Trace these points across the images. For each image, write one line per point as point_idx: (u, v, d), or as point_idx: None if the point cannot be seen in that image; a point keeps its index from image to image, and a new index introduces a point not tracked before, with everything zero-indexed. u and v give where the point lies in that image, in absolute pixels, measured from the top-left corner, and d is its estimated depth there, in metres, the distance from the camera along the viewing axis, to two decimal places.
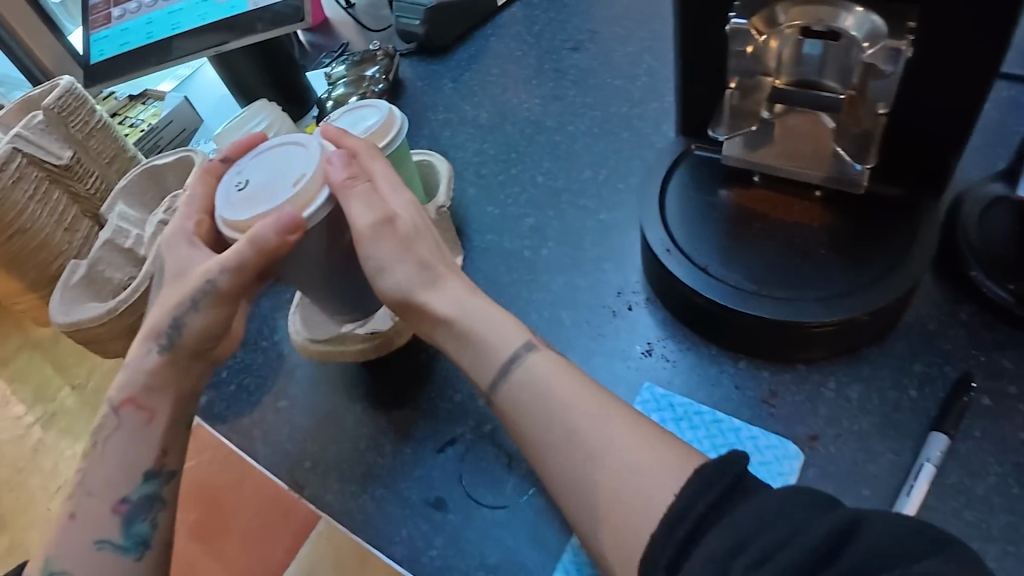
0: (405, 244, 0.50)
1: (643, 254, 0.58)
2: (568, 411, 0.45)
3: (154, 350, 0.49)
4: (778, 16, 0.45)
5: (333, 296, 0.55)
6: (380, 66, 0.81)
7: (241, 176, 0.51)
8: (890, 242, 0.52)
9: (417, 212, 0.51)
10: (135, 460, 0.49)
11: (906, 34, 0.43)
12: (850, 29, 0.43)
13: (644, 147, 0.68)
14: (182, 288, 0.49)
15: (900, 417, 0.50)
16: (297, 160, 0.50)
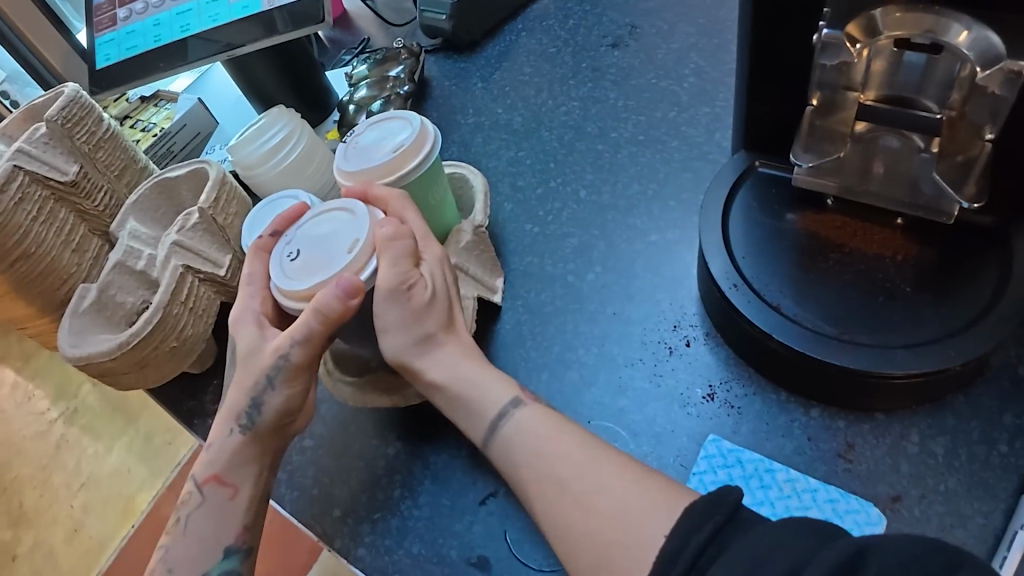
0: (414, 310, 0.46)
1: (703, 285, 0.52)
2: (553, 460, 0.41)
3: (236, 430, 0.47)
4: (879, 24, 0.39)
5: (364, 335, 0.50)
6: (404, 66, 0.75)
7: (290, 248, 0.49)
8: (981, 277, 0.47)
9: (443, 271, 0.49)
10: (218, 536, 0.45)
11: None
12: (962, 46, 0.38)
13: (695, 158, 0.63)
14: (258, 365, 0.47)
15: (989, 476, 0.46)
16: (346, 225, 0.49)
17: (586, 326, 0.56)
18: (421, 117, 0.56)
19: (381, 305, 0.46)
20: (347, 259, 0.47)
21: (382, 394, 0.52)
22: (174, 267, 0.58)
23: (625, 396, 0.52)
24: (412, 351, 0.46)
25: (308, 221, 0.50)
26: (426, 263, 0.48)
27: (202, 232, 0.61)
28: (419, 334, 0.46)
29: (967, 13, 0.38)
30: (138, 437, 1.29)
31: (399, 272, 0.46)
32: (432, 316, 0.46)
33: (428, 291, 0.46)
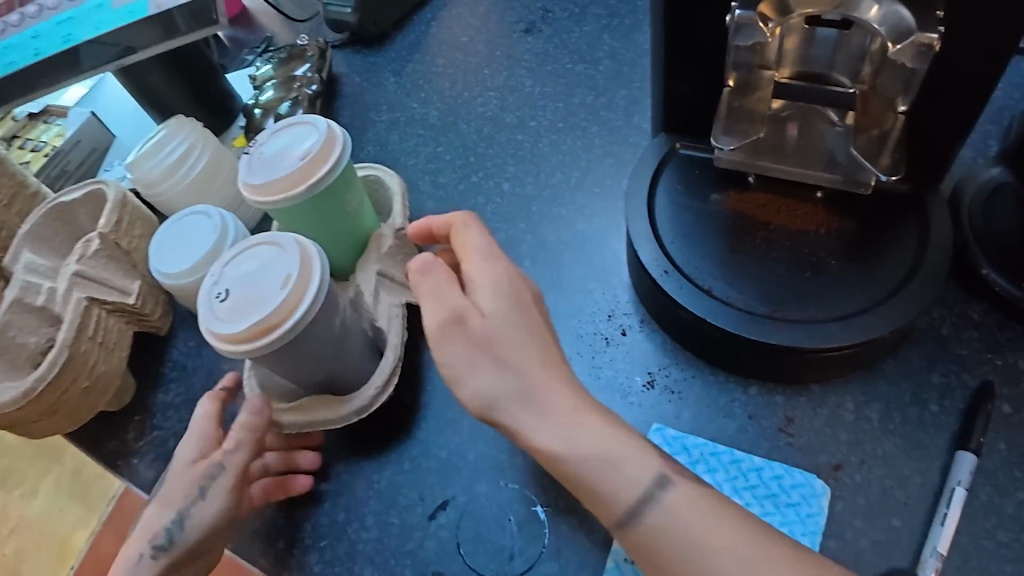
0: (485, 349, 0.38)
1: (635, 272, 0.52)
2: (715, 558, 0.34)
3: (149, 555, 0.45)
4: (790, 3, 0.39)
5: (292, 362, 0.47)
6: (311, 64, 0.72)
7: (215, 290, 0.46)
8: (899, 244, 0.48)
9: (514, 294, 0.40)
10: None
11: (937, 25, 0.37)
12: (873, 22, 0.38)
13: (616, 143, 0.62)
14: (186, 479, 0.46)
15: (924, 435, 0.47)
16: (275, 259, 0.46)
17: None
18: (333, 122, 0.53)
19: (444, 349, 0.39)
20: (284, 294, 0.45)
21: (321, 413, 0.49)
22: (78, 301, 0.54)
23: None
24: (511, 403, 0.37)
25: (233, 259, 0.47)
26: (478, 281, 0.41)
27: (105, 258, 0.57)
28: (511, 382, 0.37)
29: None
30: (66, 473, 1.22)
31: (448, 306, 0.39)
32: (514, 352, 0.38)
33: (490, 320, 0.39)
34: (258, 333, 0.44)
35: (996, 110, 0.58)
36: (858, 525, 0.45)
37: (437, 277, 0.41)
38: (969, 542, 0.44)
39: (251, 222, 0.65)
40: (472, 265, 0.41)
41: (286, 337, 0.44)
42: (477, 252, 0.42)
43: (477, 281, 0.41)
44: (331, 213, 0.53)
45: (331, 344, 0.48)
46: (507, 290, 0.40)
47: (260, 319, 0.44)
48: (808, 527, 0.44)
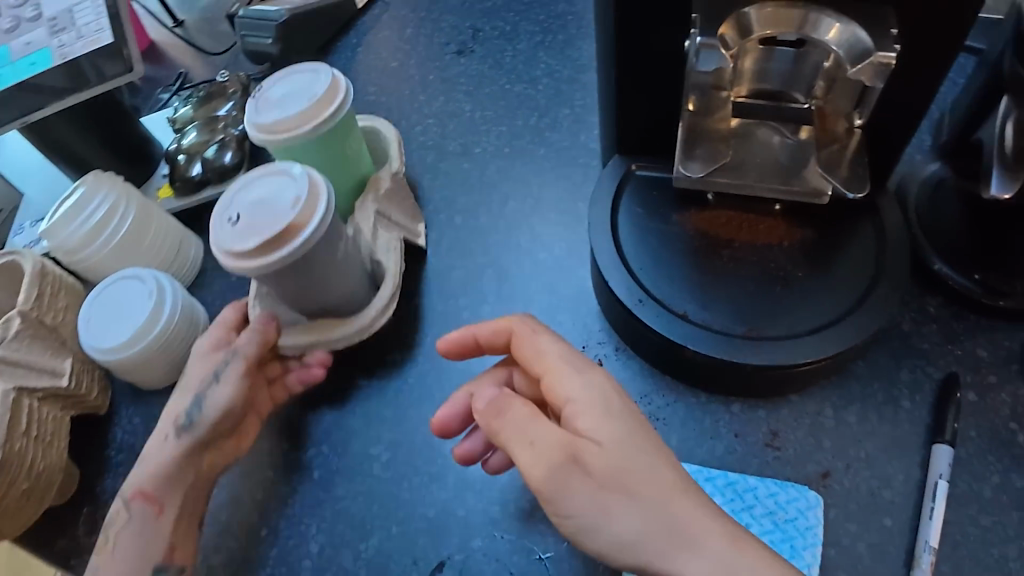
0: (609, 488, 0.35)
1: (606, 300, 0.51)
2: None
3: (173, 436, 0.46)
4: (750, 27, 0.39)
5: (306, 287, 0.48)
6: (234, 101, 0.67)
7: (228, 212, 0.45)
8: (856, 249, 0.49)
9: (616, 412, 0.38)
10: (146, 554, 0.43)
11: (892, 44, 0.37)
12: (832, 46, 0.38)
13: (565, 164, 0.61)
14: (204, 367, 0.48)
15: (902, 433, 0.48)
16: (286, 185, 0.46)
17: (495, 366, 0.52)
18: (338, 71, 0.52)
19: (565, 496, 0.35)
20: (295, 213, 0.44)
21: (329, 331, 0.51)
22: (6, 391, 0.48)
23: None
24: (659, 547, 0.34)
25: (244, 186, 0.46)
26: (573, 401, 0.39)
27: (30, 338, 0.51)
28: (648, 518, 0.34)
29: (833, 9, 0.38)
30: None
31: (551, 446, 0.36)
32: (641, 481, 0.35)
33: (604, 451, 0.36)
34: (269, 248, 0.43)
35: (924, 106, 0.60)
36: (853, 530, 0.45)
37: (518, 412, 0.38)
38: (956, 531, 0.46)
39: (187, 278, 0.61)
40: (561, 383, 0.40)
41: (299, 252, 0.44)
42: (559, 369, 0.40)
43: (572, 399, 0.39)
44: (332, 161, 0.54)
45: (340, 268, 0.49)
46: (610, 408, 0.38)
47: (272, 231, 0.43)
48: (808, 541, 0.45)
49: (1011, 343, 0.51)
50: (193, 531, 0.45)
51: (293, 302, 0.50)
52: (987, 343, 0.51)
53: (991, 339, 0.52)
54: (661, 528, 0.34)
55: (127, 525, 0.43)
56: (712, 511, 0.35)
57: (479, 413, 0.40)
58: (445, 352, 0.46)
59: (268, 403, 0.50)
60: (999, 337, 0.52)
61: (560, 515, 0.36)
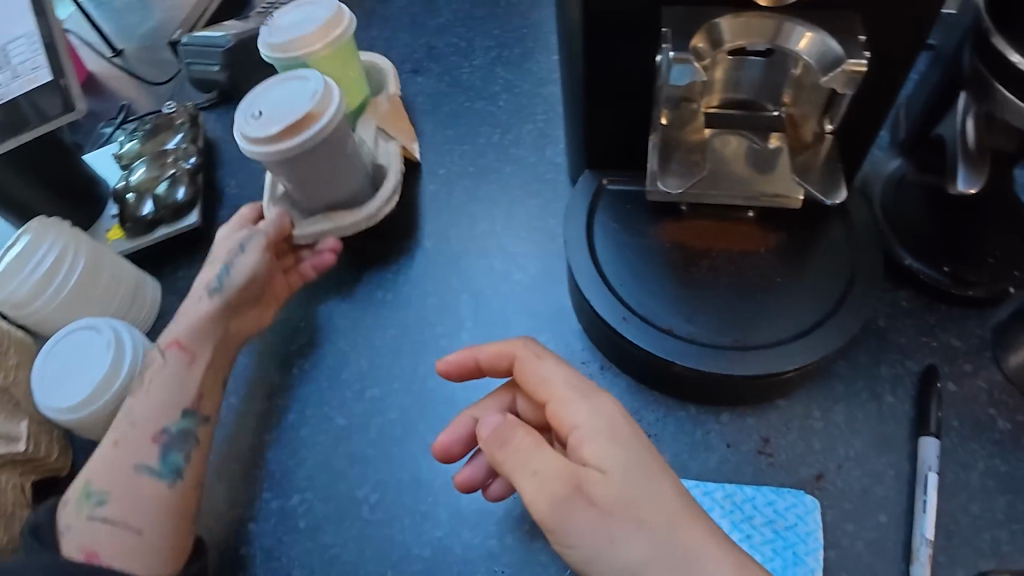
0: (617, 519, 0.35)
1: (587, 319, 0.50)
2: None
3: (205, 297, 0.50)
4: (721, 36, 0.40)
5: (320, 181, 0.53)
6: (183, 133, 0.65)
7: (250, 111, 0.50)
8: (830, 250, 0.49)
9: (623, 438, 0.37)
10: (176, 398, 0.48)
11: (860, 51, 0.38)
12: (802, 54, 0.39)
13: (533, 180, 0.60)
14: (231, 241, 0.53)
15: (888, 428, 0.49)
16: (301, 83, 0.51)
17: (478, 393, 0.51)
18: (342, 3, 0.58)
19: (571, 528, 0.35)
20: (312, 104, 0.49)
21: (339, 220, 0.56)
22: None
23: None
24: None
25: (263, 87, 0.51)
26: (577, 429, 0.38)
27: None
28: (656, 549, 0.34)
29: (805, 20, 0.39)
30: None
31: (555, 478, 0.36)
32: (649, 509, 0.35)
33: (610, 480, 0.36)
34: (290, 133, 0.49)
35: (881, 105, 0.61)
36: (851, 530, 0.46)
37: (521, 442, 0.38)
38: (949, 520, 0.46)
39: (145, 323, 0.58)
40: (567, 408, 0.39)
41: (319, 136, 0.49)
42: (562, 394, 0.40)
43: (578, 428, 0.38)
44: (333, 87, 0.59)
45: (349, 165, 0.53)
46: (616, 436, 0.37)
47: (293, 119, 0.49)
48: (808, 546, 0.45)
49: (982, 330, 0.52)
50: (218, 383, 0.50)
51: (304, 197, 0.55)
52: (960, 332, 0.53)
53: (963, 328, 0.53)
54: (670, 559, 0.34)
55: (162, 368, 0.48)
56: (723, 541, 0.34)
57: (482, 442, 0.39)
58: (445, 374, 0.45)
59: (284, 289, 0.54)
60: (971, 325, 0.53)
61: (565, 546, 0.36)
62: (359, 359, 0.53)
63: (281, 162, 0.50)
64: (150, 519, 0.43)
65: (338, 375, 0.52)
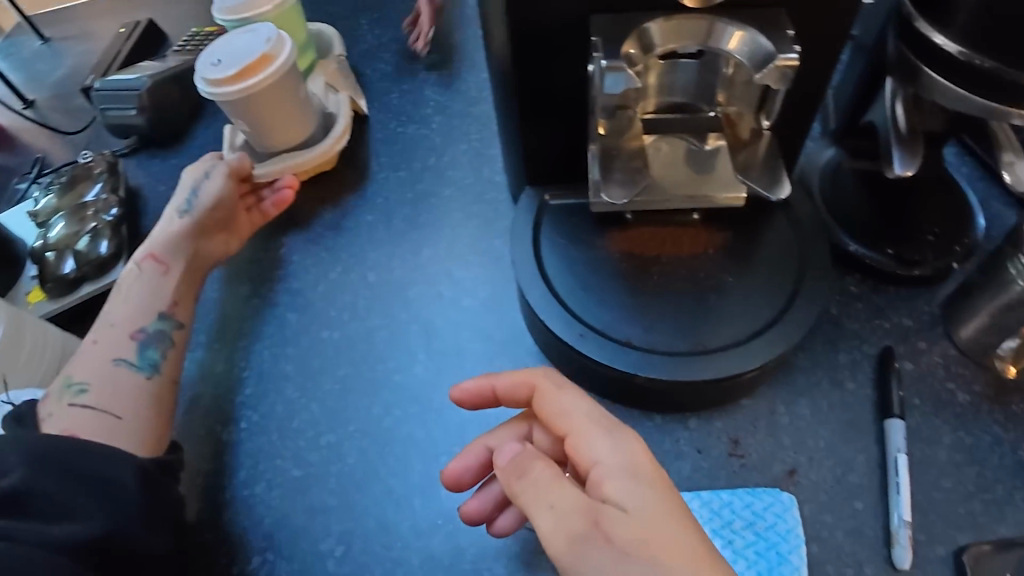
0: (634, 556, 0.33)
1: (542, 339, 0.49)
2: None
3: (177, 216, 0.53)
4: (651, 42, 0.39)
5: (277, 122, 0.56)
6: (102, 183, 0.61)
7: (209, 59, 0.53)
8: (776, 245, 0.50)
9: (647, 479, 0.36)
10: (152, 304, 0.50)
11: (790, 46, 0.38)
12: (733, 53, 0.39)
13: (475, 201, 0.59)
14: (200, 171, 0.56)
15: (854, 414, 0.49)
16: (256, 33, 0.54)
17: (439, 426, 0.49)
18: None
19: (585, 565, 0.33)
20: (267, 47, 0.53)
21: (294, 159, 0.59)
22: None
23: None
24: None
25: (218, 41, 0.55)
26: (597, 464, 0.37)
27: None
28: None
29: (733, 21, 0.39)
30: None
31: (572, 513, 0.35)
32: (668, 551, 0.33)
33: (629, 518, 0.34)
34: (247, 74, 0.52)
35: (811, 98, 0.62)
36: (830, 522, 0.45)
37: (538, 475, 0.37)
38: (923, 499, 0.46)
39: None
40: (587, 442, 0.38)
41: (275, 74, 0.53)
42: (582, 426, 0.38)
43: (600, 463, 0.37)
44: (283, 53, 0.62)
45: (301, 105, 0.57)
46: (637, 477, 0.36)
47: (249, 60, 0.52)
48: (791, 545, 0.44)
49: (930, 307, 0.53)
50: (192, 295, 0.52)
51: (261, 139, 0.58)
52: (909, 311, 0.53)
53: (912, 307, 0.53)
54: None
55: (138, 277, 0.50)
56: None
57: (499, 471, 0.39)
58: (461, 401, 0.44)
59: (248, 225, 0.57)
60: (919, 303, 0.54)
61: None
62: (311, 404, 0.50)
63: (241, 102, 0.53)
64: (130, 407, 0.45)
65: (290, 424, 0.50)
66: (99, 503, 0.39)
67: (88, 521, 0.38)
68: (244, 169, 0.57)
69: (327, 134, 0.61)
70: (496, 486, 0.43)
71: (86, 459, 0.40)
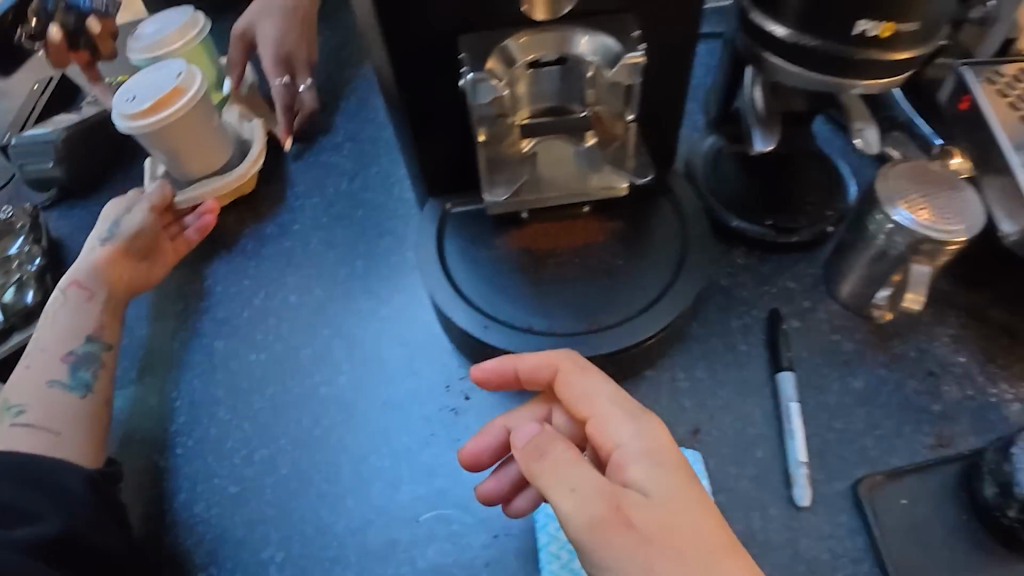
0: (654, 539, 0.36)
1: (455, 338, 0.53)
2: None
3: (100, 245, 0.55)
4: (513, 53, 0.44)
5: (191, 151, 0.58)
6: (24, 236, 0.63)
7: (125, 96, 0.55)
8: (660, 227, 0.54)
9: (670, 464, 0.39)
10: (78, 328, 0.52)
11: (636, 44, 0.44)
12: (586, 53, 0.44)
13: (389, 218, 0.62)
14: (123, 204, 0.58)
15: (749, 372, 0.53)
16: (166, 67, 0.56)
17: (365, 430, 0.52)
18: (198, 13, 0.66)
19: (607, 545, 0.36)
20: (178, 80, 0.54)
21: (210, 185, 0.61)
22: None
23: (440, 475, 0.49)
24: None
25: (131, 78, 0.56)
26: (621, 452, 0.40)
27: None
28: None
29: (581, 25, 0.44)
30: None
31: (596, 495, 0.37)
32: (685, 537, 0.37)
33: (650, 504, 0.38)
34: (160, 109, 0.54)
35: (694, 92, 0.67)
36: (732, 471, 0.49)
37: (561, 455, 0.39)
38: (817, 441, 0.51)
39: None
40: (612, 427, 0.41)
41: (188, 106, 0.55)
42: (607, 413, 0.42)
43: (624, 449, 0.40)
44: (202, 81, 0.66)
45: (214, 133, 0.59)
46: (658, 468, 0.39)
47: (160, 95, 0.54)
48: None
49: (813, 269, 0.58)
50: (119, 316, 0.54)
51: (178, 167, 0.60)
52: (793, 275, 0.58)
53: (795, 271, 0.58)
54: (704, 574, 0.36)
55: (63, 304, 0.52)
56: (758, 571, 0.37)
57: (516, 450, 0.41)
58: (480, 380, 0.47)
59: (172, 255, 0.58)
60: (802, 268, 0.59)
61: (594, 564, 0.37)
62: (243, 424, 0.53)
63: (158, 136, 0.55)
64: (67, 423, 0.47)
65: (223, 444, 0.52)
66: (56, 505, 0.43)
67: (47, 522, 0.42)
68: (165, 200, 0.58)
69: (243, 158, 0.63)
70: (512, 467, 0.46)
71: (38, 466, 0.44)
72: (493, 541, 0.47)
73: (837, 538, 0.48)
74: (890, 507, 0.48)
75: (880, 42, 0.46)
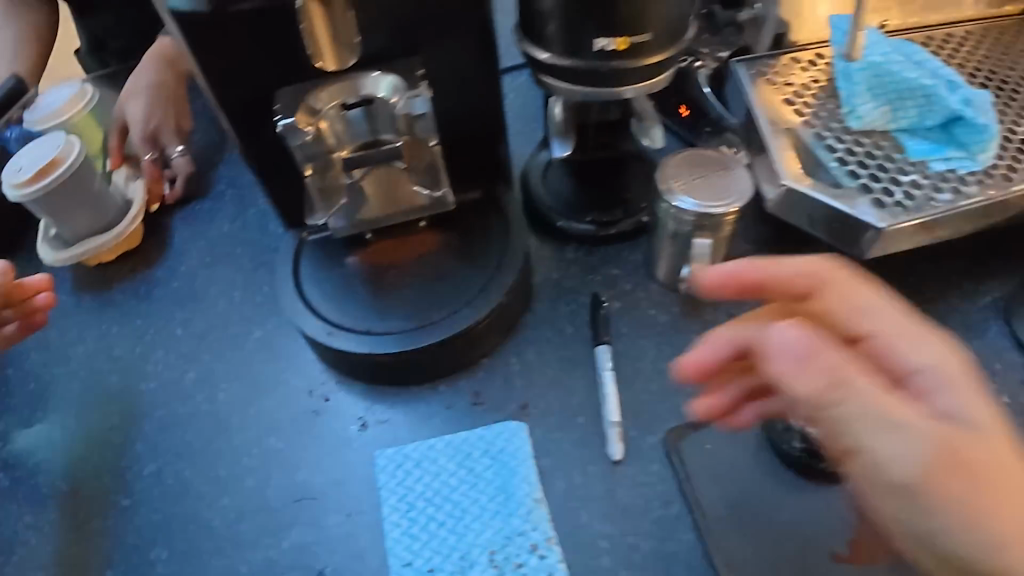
0: (978, 490, 0.35)
1: (313, 348, 0.60)
2: None
3: None
4: (316, 104, 0.54)
5: (74, 211, 0.66)
6: None
7: (13, 167, 0.63)
8: (485, 232, 0.62)
9: (954, 366, 0.39)
10: None
11: (420, 80, 0.55)
12: (376, 93, 0.54)
13: (263, 253, 0.68)
14: None
15: (573, 351, 0.60)
16: (49, 140, 0.64)
17: (240, 437, 0.59)
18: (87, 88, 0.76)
19: (943, 487, 0.35)
20: (57, 151, 0.63)
21: (94, 242, 0.67)
22: None
23: (303, 469, 0.56)
24: None
25: (20, 152, 0.65)
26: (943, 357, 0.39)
27: None
28: (1003, 532, 0.34)
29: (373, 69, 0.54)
30: None
31: (927, 445, 0.35)
32: (979, 457, 0.35)
33: (972, 432, 0.36)
34: (41, 176, 0.62)
35: (533, 109, 0.75)
36: (556, 437, 0.56)
37: (857, 395, 0.36)
38: (634, 403, 0.58)
39: None
40: (897, 352, 0.41)
41: (68, 173, 0.63)
42: (885, 331, 0.42)
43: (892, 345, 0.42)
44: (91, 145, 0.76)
45: (93, 197, 0.66)
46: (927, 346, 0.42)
47: (41, 164, 0.62)
48: (520, 459, 0.55)
49: (636, 254, 0.66)
50: None
51: (65, 227, 0.67)
52: (618, 263, 0.65)
53: (621, 259, 0.65)
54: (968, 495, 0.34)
55: None
56: None
57: (781, 364, 0.37)
58: (709, 287, 0.48)
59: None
60: (628, 255, 0.66)
61: (925, 507, 0.35)
62: (134, 445, 0.59)
63: (43, 201, 0.63)
64: None
65: (117, 464, 0.59)
66: None
67: None
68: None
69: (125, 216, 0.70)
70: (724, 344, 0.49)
71: None
72: (348, 518, 0.54)
73: (650, 484, 0.54)
74: (699, 451, 0.55)
75: (620, 53, 0.55)
